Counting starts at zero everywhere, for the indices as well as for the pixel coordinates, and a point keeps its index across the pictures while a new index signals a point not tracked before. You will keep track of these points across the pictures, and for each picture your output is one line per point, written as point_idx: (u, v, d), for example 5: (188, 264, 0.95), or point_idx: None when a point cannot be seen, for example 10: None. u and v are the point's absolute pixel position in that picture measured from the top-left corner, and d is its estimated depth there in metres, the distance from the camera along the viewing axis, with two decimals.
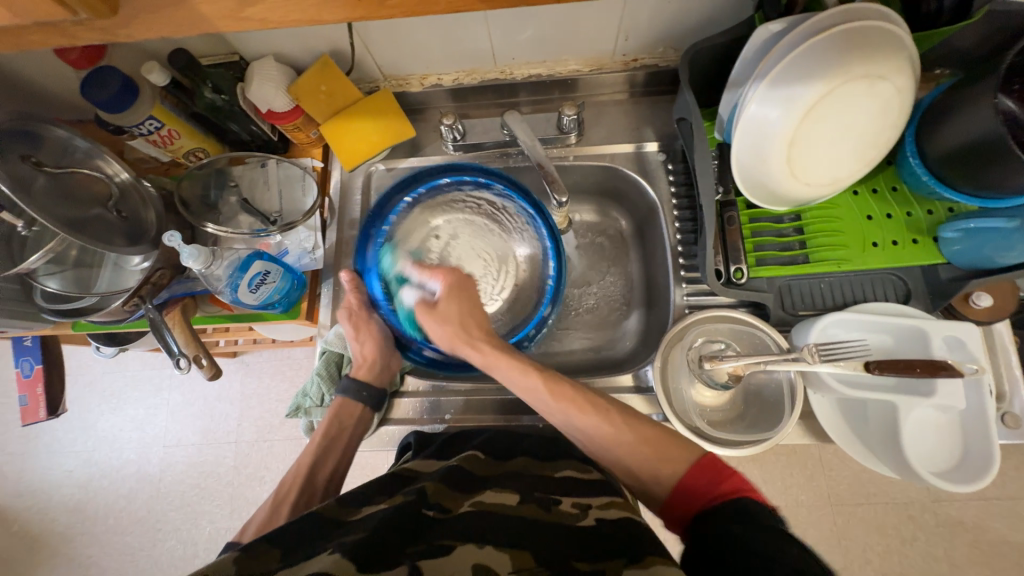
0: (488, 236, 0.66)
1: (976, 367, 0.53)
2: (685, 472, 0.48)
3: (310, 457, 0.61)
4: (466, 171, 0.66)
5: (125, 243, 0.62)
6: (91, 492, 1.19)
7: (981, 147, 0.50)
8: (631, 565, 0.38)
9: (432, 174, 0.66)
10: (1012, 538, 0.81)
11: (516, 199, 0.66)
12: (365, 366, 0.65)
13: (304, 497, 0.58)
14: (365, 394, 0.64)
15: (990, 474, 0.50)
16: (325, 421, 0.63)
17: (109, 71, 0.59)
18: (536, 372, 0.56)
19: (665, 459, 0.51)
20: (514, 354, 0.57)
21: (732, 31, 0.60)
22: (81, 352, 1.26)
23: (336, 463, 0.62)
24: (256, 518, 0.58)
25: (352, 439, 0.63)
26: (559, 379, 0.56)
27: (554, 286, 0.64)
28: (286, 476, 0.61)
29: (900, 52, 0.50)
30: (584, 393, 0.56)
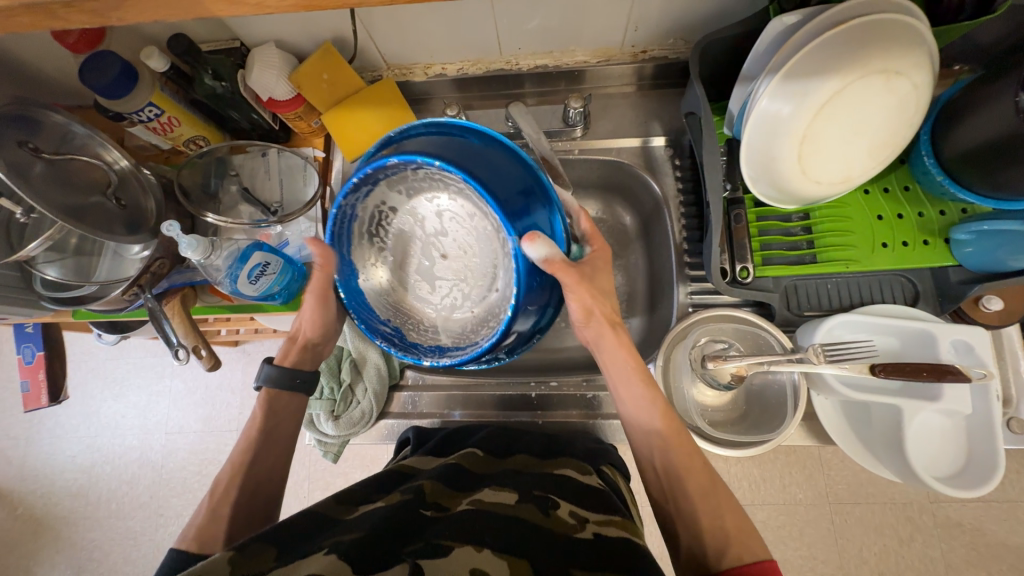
0: (470, 226, 0.48)
1: (985, 372, 0.51)
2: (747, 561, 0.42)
3: (245, 452, 0.56)
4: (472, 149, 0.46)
5: (125, 231, 0.61)
6: (94, 477, 1.20)
7: (1003, 146, 0.48)
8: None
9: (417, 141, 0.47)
10: (1010, 541, 0.80)
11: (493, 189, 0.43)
12: (293, 350, 0.62)
13: (247, 493, 0.54)
14: (298, 381, 0.61)
15: (992, 482, 0.50)
16: (256, 415, 0.59)
17: (108, 55, 0.58)
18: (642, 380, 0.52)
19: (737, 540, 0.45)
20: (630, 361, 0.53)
21: (744, 24, 0.58)
22: (84, 338, 1.26)
23: (276, 458, 0.58)
24: (195, 521, 0.52)
25: (289, 427, 0.60)
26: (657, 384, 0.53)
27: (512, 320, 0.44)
28: (222, 476, 0.56)
29: (919, 47, 0.48)
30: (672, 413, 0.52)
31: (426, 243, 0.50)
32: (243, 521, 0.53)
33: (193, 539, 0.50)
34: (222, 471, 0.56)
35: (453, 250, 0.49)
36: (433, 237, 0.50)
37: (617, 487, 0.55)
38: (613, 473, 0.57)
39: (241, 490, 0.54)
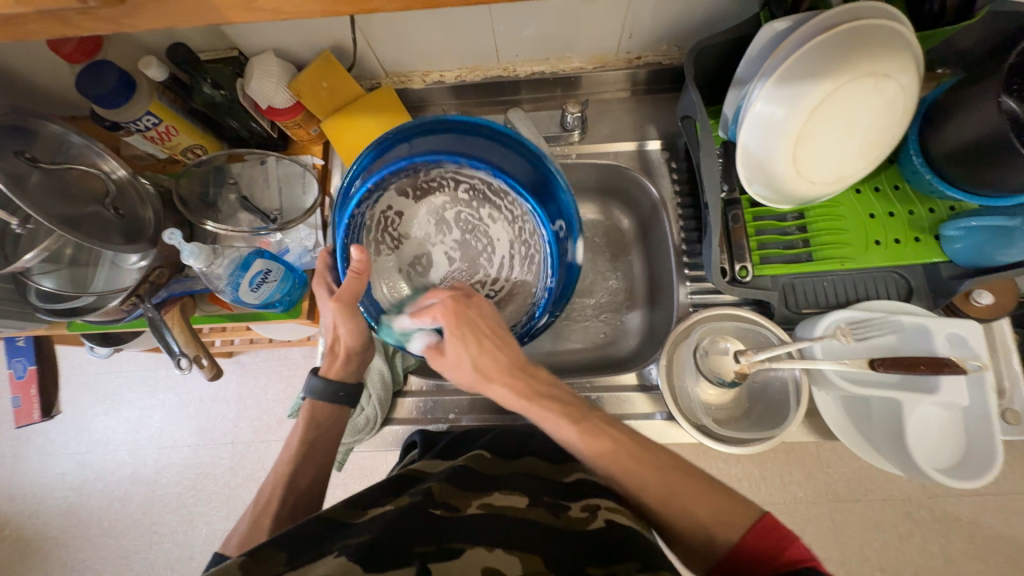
0: (474, 210, 0.64)
1: (979, 363, 0.53)
2: (744, 533, 0.43)
3: (289, 464, 0.57)
4: (468, 146, 0.61)
5: (123, 240, 0.61)
6: (85, 495, 1.17)
7: (987, 145, 0.50)
8: (646, 571, 0.37)
9: (419, 147, 0.60)
10: (1005, 532, 0.82)
11: (500, 176, 0.62)
12: (337, 360, 0.60)
13: (288, 508, 0.54)
14: (342, 394, 0.60)
15: (990, 474, 0.51)
16: (301, 426, 0.58)
17: (107, 66, 0.58)
18: (573, 422, 0.51)
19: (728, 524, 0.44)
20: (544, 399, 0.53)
21: (736, 30, 0.60)
22: (74, 353, 1.24)
23: (315, 472, 0.57)
24: (239, 527, 0.55)
25: (332, 438, 0.59)
26: (600, 432, 0.50)
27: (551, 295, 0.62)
28: (264, 485, 0.57)
29: (905, 51, 0.50)
30: (627, 444, 0.50)
31: (436, 235, 0.64)
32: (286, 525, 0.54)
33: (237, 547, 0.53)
34: (267, 480, 0.57)
35: (457, 233, 0.64)
36: (439, 229, 0.64)
37: None
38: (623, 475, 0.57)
39: (282, 502, 0.54)
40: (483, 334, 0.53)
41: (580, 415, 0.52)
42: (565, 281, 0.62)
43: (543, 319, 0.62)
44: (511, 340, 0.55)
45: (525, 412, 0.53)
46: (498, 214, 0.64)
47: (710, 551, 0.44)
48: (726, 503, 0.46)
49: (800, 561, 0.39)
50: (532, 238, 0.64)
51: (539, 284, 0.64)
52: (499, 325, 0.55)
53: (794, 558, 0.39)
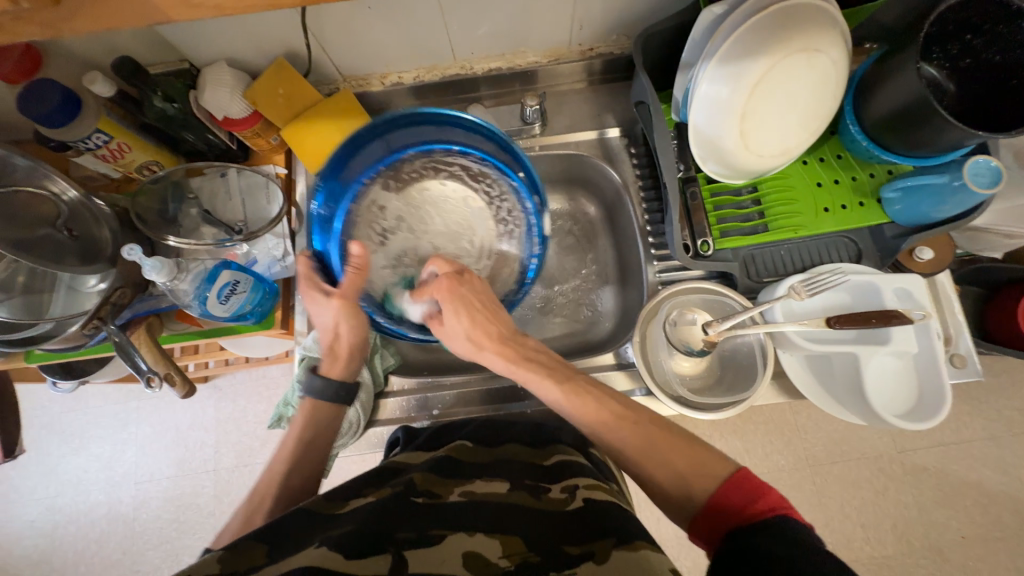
0: (458, 195, 0.65)
1: (924, 313, 0.57)
2: (718, 486, 0.44)
3: (286, 462, 0.56)
4: (447, 134, 0.64)
5: (78, 262, 0.59)
6: (58, 541, 1.12)
7: (912, 112, 0.54)
8: (621, 546, 0.38)
9: (400, 140, 0.63)
10: (971, 477, 0.86)
11: (488, 160, 0.64)
12: (339, 362, 0.60)
13: (281, 501, 0.53)
14: (342, 393, 0.59)
15: (942, 412, 0.55)
16: (298, 424, 0.58)
17: (47, 82, 0.56)
18: (556, 382, 0.53)
19: (702, 471, 0.45)
20: (530, 362, 0.55)
21: (678, 17, 0.63)
22: (35, 391, 1.18)
23: (313, 466, 0.57)
24: (233, 522, 0.55)
25: (329, 434, 0.59)
26: (583, 391, 0.52)
27: (538, 266, 0.64)
28: (260, 481, 0.56)
29: (833, 26, 0.54)
30: (609, 403, 0.52)
31: (428, 222, 0.64)
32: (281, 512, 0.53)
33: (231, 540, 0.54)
34: (262, 477, 0.57)
35: (443, 220, 0.65)
36: (423, 219, 0.64)
37: (604, 465, 0.57)
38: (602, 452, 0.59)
39: (277, 498, 0.54)
40: (474, 306, 0.56)
41: (564, 375, 0.54)
42: (544, 245, 0.63)
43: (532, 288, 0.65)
44: (502, 312, 0.57)
45: (513, 376, 0.55)
46: (487, 199, 0.66)
47: (688, 505, 0.45)
48: (706, 460, 0.46)
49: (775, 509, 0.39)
50: (514, 215, 0.65)
51: (527, 255, 0.65)
52: (489, 300, 0.57)
53: (769, 506, 0.40)
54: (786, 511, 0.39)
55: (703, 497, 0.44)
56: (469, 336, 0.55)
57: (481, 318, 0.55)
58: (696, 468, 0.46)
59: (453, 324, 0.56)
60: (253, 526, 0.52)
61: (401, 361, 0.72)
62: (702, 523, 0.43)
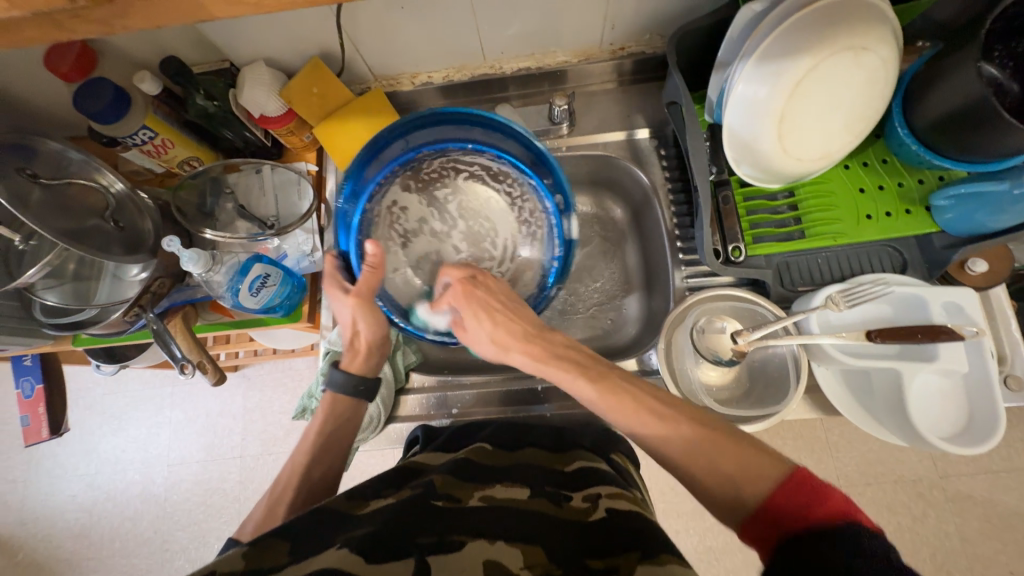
0: (479, 195, 0.66)
1: (976, 329, 0.53)
2: (773, 489, 0.40)
3: (306, 455, 0.56)
4: (465, 133, 0.64)
5: (123, 252, 0.62)
6: (96, 516, 1.18)
7: (969, 114, 0.50)
8: (646, 561, 0.36)
9: (418, 140, 0.64)
10: (1022, 509, 0.80)
11: (505, 158, 0.64)
12: (359, 357, 0.60)
13: (303, 496, 0.54)
14: (362, 387, 0.59)
15: (995, 437, 0.51)
16: (319, 417, 0.58)
17: (100, 81, 0.59)
18: (589, 379, 0.51)
19: (754, 471, 0.42)
20: (562, 360, 0.53)
21: (715, 15, 0.61)
22: (81, 373, 1.25)
23: (332, 462, 0.57)
24: (253, 514, 0.55)
25: (349, 429, 0.59)
26: (622, 391, 0.49)
27: (560, 265, 0.63)
28: (281, 474, 0.56)
29: (882, 23, 0.51)
30: (642, 395, 0.49)
31: (446, 221, 0.66)
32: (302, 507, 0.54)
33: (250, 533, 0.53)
34: (283, 469, 0.57)
35: (463, 220, 0.66)
36: (444, 218, 0.66)
37: (627, 474, 0.55)
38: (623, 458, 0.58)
39: (299, 492, 0.54)
40: (492, 307, 0.56)
41: (598, 374, 0.51)
42: (570, 252, 0.63)
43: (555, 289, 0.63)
44: (528, 310, 0.58)
45: (547, 375, 0.54)
46: (507, 197, 0.66)
47: (740, 506, 0.41)
48: (756, 458, 0.43)
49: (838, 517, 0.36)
50: (537, 216, 0.65)
51: (547, 256, 0.65)
52: (513, 304, 0.58)
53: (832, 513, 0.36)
54: (852, 517, 0.36)
55: (754, 501, 0.40)
56: (492, 338, 0.55)
57: (505, 319, 0.56)
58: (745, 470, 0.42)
59: (473, 328, 0.56)
60: (277, 517, 0.52)
61: (422, 359, 0.73)
62: (754, 529, 0.40)
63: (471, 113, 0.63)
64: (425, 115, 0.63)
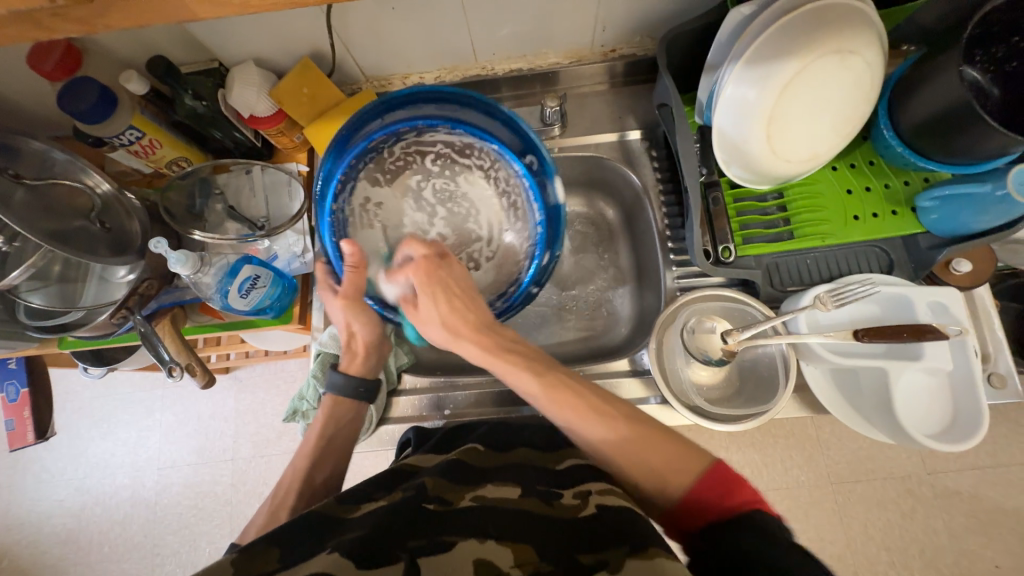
0: (449, 174, 0.66)
1: (960, 328, 0.54)
2: (692, 482, 0.45)
3: (307, 458, 0.58)
4: (421, 111, 0.64)
5: (109, 253, 0.61)
6: (84, 521, 1.16)
7: (953, 115, 0.51)
8: (634, 554, 0.37)
9: (378, 126, 0.62)
10: (1008, 504, 0.82)
11: (473, 133, 0.64)
12: (357, 358, 0.63)
13: (303, 500, 0.55)
14: (362, 389, 0.62)
15: (979, 434, 0.52)
16: (319, 421, 0.60)
17: (86, 81, 0.58)
18: (535, 374, 0.54)
19: (677, 464, 0.47)
20: (509, 352, 0.56)
21: (704, 18, 0.62)
22: (68, 377, 1.23)
23: (333, 465, 0.59)
24: (255, 519, 0.56)
25: (348, 435, 0.61)
26: (560, 383, 0.53)
27: (545, 233, 0.64)
28: (282, 479, 0.58)
29: (869, 27, 0.51)
30: (585, 393, 0.53)
31: (416, 206, 0.65)
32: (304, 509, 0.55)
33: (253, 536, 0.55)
34: (284, 475, 0.59)
35: (432, 196, 0.65)
36: (415, 200, 0.65)
37: None
38: None
39: (299, 497, 0.55)
40: (453, 291, 0.58)
41: (542, 367, 0.55)
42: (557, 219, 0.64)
43: (545, 258, 0.63)
44: (480, 300, 0.59)
45: (490, 365, 0.56)
46: (477, 170, 0.66)
47: (664, 498, 0.47)
48: (680, 453, 0.48)
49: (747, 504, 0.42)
50: (513, 184, 0.65)
51: (529, 226, 0.65)
52: (468, 284, 0.59)
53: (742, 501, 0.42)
54: (759, 504, 0.42)
55: (679, 491, 0.46)
56: (449, 314, 0.57)
57: (459, 303, 0.58)
58: (669, 463, 0.47)
59: (431, 308, 0.57)
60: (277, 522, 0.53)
61: (415, 360, 0.72)
62: (675, 514, 0.46)
63: (439, 89, 0.63)
64: (391, 98, 0.61)
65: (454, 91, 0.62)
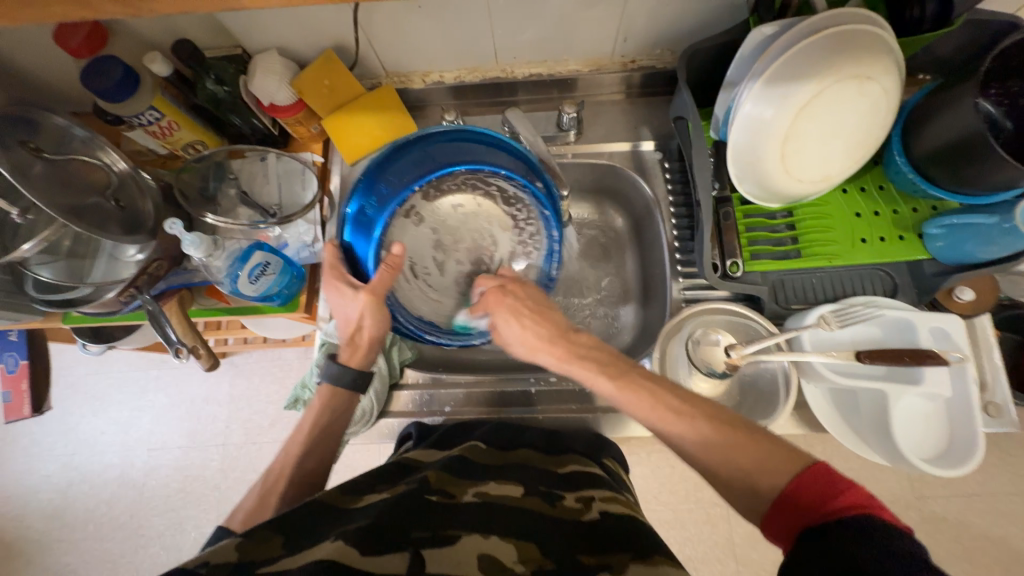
0: (490, 217, 0.65)
1: (960, 356, 0.54)
2: (792, 482, 0.39)
3: (301, 445, 0.57)
4: (494, 156, 0.63)
5: (121, 232, 0.61)
6: (71, 498, 1.15)
7: (966, 145, 0.52)
8: (638, 560, 0.37)
9: (451, 157, 0.63)
10: (993, 533, 0.83)
11: (529, 188, 0.63)
12: (358, 353, 0.59)
13: (293, 489, 0.55)
14: (358, 381, 0.59)
15: (973, 462, 0.52)
16: (313, 410, 0.59)
17: (111, 59, 0.59)
18: (610, 378, 0.51)
19: (768, 464, 0.41)
20: (585, 360, 0.53)
21: (726, 35, 0.62)
22: (65, 352, 1.23)
23: (323, 454, 0.58)
24: (245, 503, 0.56)
25: (341, 424, 0.59)
26: (636, 386, 0.50)
27: (552, 280, 0.65)
28: (275, 464, 0.57)
29: (887, 54, 0.52)
30: (665, 397, 0.48)
31: (457, 238, 0.65)
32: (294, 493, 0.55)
33: (240, 523, 0.53)
34: (276, 459, 0.58)
35: (469, 238, 0.65)
36: (454, 236, 0.64)
37: (617, 477, 0.57)
38: (614, 465, 0.59)
39: (290, 484, 0.55)
40: (522, 310, 0.56)
41: (620, 371, 0.51)
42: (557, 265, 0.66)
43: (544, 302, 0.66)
44: (554, 312, 0.57)
45: (573, 375, 0.54)
46: (517, 225, 0.66)
47: (756, 499, 0.40)
48: (777, 454, 0.42)
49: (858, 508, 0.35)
50: (537, 239, 0.66)
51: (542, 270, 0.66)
52: (546, 304, 0.58)
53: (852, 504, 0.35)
54: (868, 509, 0.35)
55: (771, 494, 0.40)
56: (523, 340, 0.56)
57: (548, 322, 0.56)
58: (765, 464, 0.41)
59: (515, 331, 0.56)
60: (269, 508, 0.53)
61: (418, 356, 0.73)
62: (775, 520, 0.39)
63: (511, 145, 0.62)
64: (479, 137, 0.62)
65: (506, 140, 0.62)
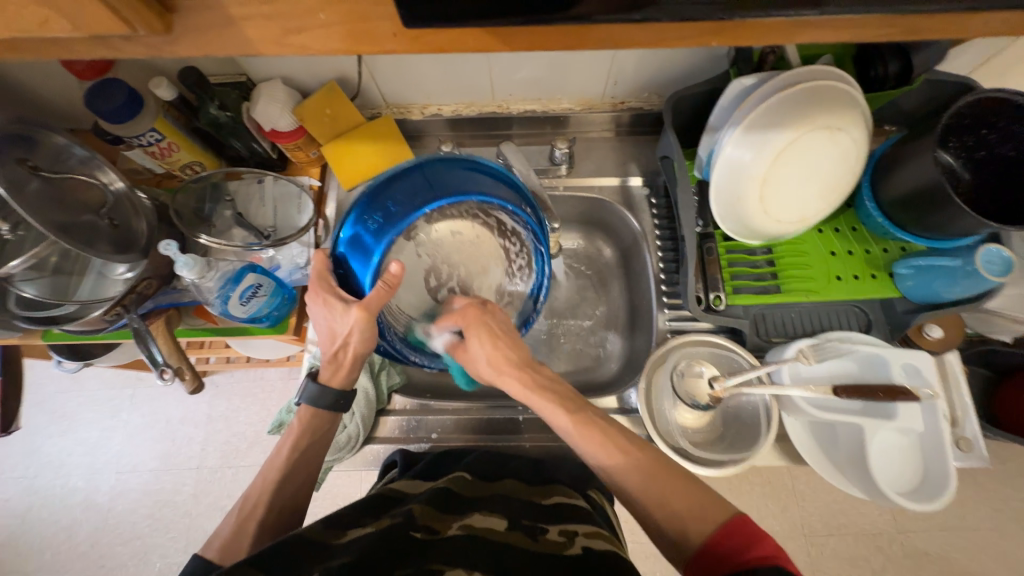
0: (488, 248, 0.60)
1: (930, 392, 0.57)
2: (715, 528, 0.42)
3: (278, 471, 0.54)
4: (502, 191, 0.58)
5: (111, 250, 0.60)
6: (28, 524, 1.09)
7: (930, 193, 0.55)
8: None
9: (460, 180, 0.57)
10: (972, 568, 0.83)
11: (528, 222, 0.59)
12: (341, 370, 0.56)
13: (273, 514, 0.52)
14: (340, 401, 0.57)
15: (947, 496, 0.54)
16: (293, 433, 0.56)
17: (116, 83, 0.60)
18: (569, 414, 0.51)
19: (700, 511, 0.44)
20: (545, 392, 0.54)
21: (709, 83, 0.67)
22: (36, 368, 1.19)
23: (303, 480, 0.56)
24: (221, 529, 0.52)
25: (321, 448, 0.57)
26: (591, 424, 0.51)
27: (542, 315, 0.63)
28: (252, 487, 0.54)
29: (854, 108, 0.57)
30: (601, 424, 0.51)
31: (457, 262, 0.59)
32: (268, 534, 0.52)
33: (217, 551, 0.50)
34: (256, 480, 0.55)
35: (465, 265, 0.59)
36: (449, 263, 0.58)
37: (602, 509, 0.57)
38: (599, 496, 0.59)
39: (267, 515, 0.52)
40: (500, 335, 0.54)
41: (577, 407, 0.53)
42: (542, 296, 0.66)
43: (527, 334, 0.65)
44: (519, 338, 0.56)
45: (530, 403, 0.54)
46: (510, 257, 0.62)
47: (683, 543, 0.43)
48: (704, 502, 0.45)
49: (766, 557, 0.37)
50: (526, 268, 0.63)
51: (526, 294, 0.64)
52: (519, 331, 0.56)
53: (762, 554, 0.38)
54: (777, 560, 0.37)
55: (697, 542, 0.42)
56: (488, 360, 0.54)
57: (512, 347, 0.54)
58: (693, 509, 0.44)
59: (477, 356, 0.55)
60: (243, 537, 0.50)
61: (406, 381, 0.73)
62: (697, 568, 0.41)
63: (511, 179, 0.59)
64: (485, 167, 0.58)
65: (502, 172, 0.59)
